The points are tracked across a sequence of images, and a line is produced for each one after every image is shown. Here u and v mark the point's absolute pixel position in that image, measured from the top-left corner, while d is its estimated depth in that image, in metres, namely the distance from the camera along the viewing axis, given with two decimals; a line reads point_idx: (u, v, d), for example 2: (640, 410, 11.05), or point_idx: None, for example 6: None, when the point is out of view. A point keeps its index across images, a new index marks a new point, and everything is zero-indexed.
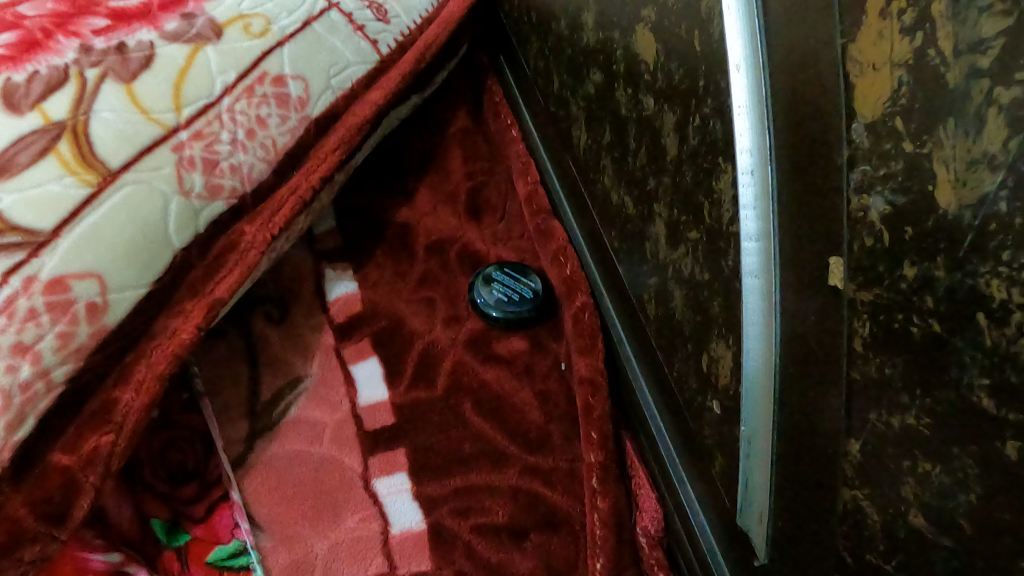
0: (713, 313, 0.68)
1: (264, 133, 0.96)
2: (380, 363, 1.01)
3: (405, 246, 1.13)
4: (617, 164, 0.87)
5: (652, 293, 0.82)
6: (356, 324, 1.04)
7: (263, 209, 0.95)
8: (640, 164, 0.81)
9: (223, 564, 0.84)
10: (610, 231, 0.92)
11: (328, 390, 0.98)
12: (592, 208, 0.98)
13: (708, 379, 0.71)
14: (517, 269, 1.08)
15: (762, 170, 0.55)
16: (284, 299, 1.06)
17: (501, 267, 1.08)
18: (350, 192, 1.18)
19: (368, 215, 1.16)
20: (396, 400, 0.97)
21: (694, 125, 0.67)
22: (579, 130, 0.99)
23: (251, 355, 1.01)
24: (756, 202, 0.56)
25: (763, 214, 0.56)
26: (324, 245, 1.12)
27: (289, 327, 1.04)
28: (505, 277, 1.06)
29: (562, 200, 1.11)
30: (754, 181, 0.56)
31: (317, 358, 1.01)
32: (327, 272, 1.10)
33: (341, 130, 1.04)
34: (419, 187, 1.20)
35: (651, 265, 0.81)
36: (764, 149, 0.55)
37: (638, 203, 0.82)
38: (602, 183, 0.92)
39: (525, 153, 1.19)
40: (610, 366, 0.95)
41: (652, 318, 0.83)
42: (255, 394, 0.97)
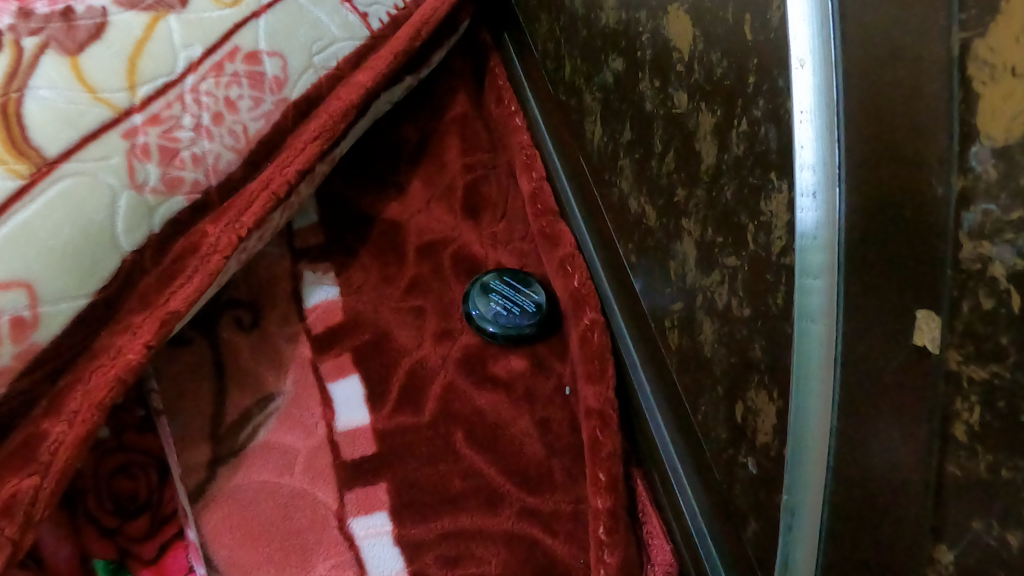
0: (756, 358, 0.57)
1: (234, 118, 0.83)
2: (362, 381, 0.89)
3: (394, 246, 1.02)
4: (639, 166, 0.75)
5: (676, 321, 0.70)
6: (336, 335, 0.93)
7: (230, 206, 0.83)
8: (666, 171, 0.69)
9: None
10: (628, 244, 0.81)
11: (301, 412, 0.88)
12: (606, 213, 0.87)
13: (744, 433, 0.60)
14: (519, 277, 0.97)
15: (827, 192, 0.42)
16: (256, 303, 0.96)
17: (500, 275, 0.97)
18: (334, 184, 1.07)
19: (353, 211, 1.04)
20: (378, 425, 0.86)
21: (739, 130, 0.56)
22: (593, 124, 0.87)
23: (218, 367, 0.91)
24: (818, 231, 0.42)
25: (827, 247, 0.42)
26: (304, 244, 1.01)
27: (261, 336, 0.94)
28: (505, 288, 0.95)
29: (570, 201, 0.99)
30: (817, 205, 0.42)
31: (291, 374, 0.91)
32: (305, 274, 0.99)
33: (323, 116, 0.91)
34: (412, 179, 1.08)
35: (677, 291, 0.70)
36: (832, 167, 0.41)
37: (662, 214, 0.71)
38: (619, 187, 0.81)
39: (531, 144, 1.07)
40: (622, 397, 0.84)
41: (674, 349, 0.72)
42: (219, 413, 0.88)
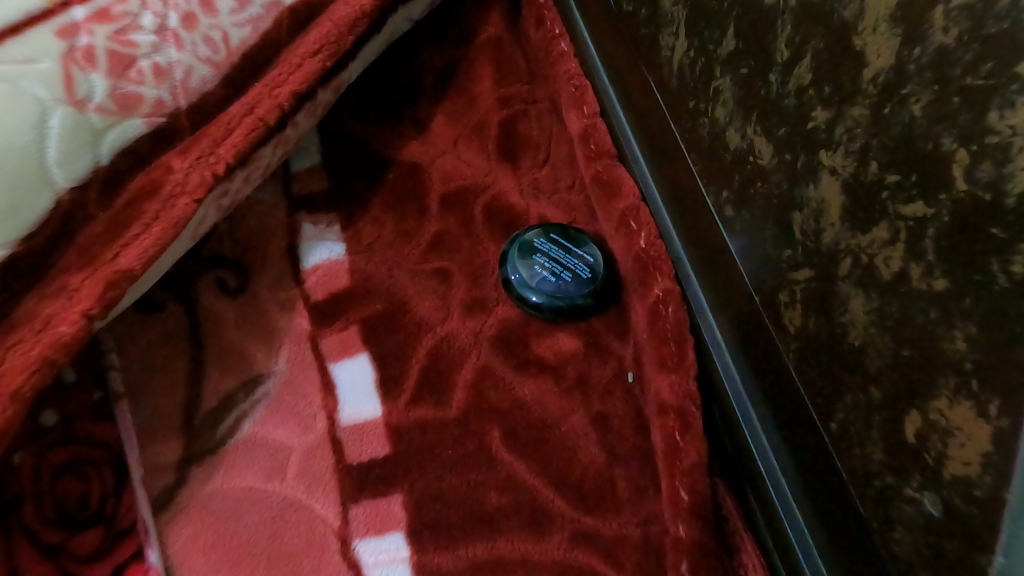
0: (959, 355, 0.38)
1: (211, 21, 0.64)
2: (372, 362, 0.72)
3: (413, 195, 0.83)
4: (748, 85, 0.55)
5: (799, 295, 0.52)
6: (340, 304, 0.75)
7: (202, 134, 0.63)
8: (796, 88, 0.49)
9: None
10: (723, 194, 0.61)
11: (296, 400, 0.71)
12: (688, 153, 0.67)
13: (921, 460, 0.42)
14: (570, 235, 0.77)
15: None
16: (244, 261, 0.78)
17: (546, 232, 0.77)
18: (340, 119, 0.88)
19: (363, 151, 0.86)
20: (392, 420, 0.68)
21: (953, 5, 0.36)
22: (673, 39, 0.67)
23: (195, 341, 0.74)
24: None
25: None
26: (303, 189, 0.83)
27: (249, 302, 0.76)
28: (554, 249, 0.76)
29: (634, 143, 0.80)
30: None
31: (284, 351, 0.73)
32: (304, 227, 0.80)
33: (325, 24, 0.71)
34: (435, 114, 0.89)
35: (804, 256, 0.51)
36: None
37: (784, 148, 0.51)
38: (712, 119, 0.61)
39: (580, 73, 0.87)
40: (704, 390, 0.66)
41: (792, 334, 0.53)
42: (195, 399, 0.71)
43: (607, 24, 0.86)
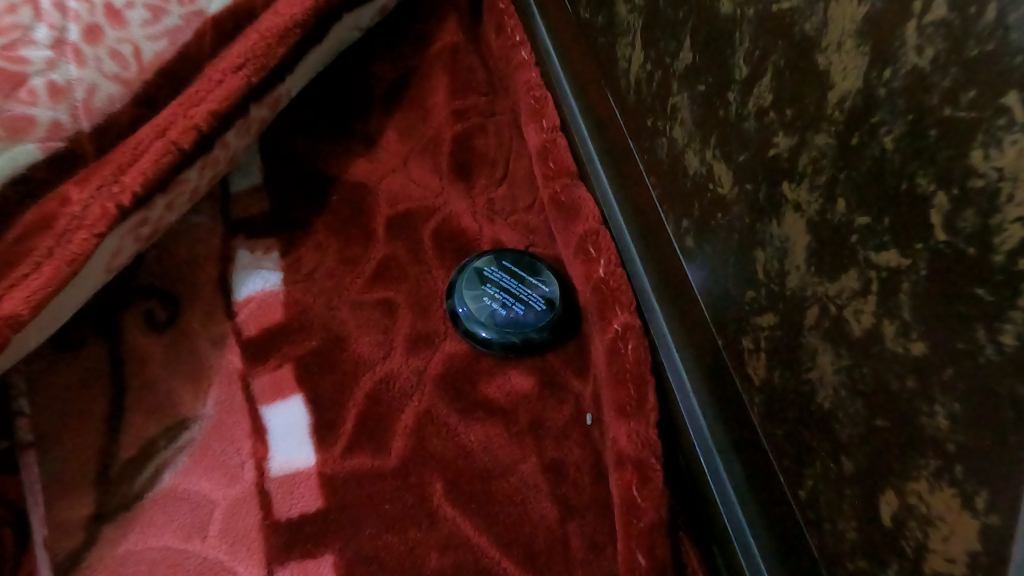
0: (939, 435, 0.32)
1: (119, 34, 0.57)
2: (306, 405, 0.65)
3: (358, 218, 0.76)
4: (707, 104, 0.49)
5: (763, 343, 0.46)
6: (273, 340, 0.69)
7: (106, 161, 0.57)
8: (758, 111, 0.43)
9: None
10: (684, 222, 0.55)
11: (222, 447, 0.64)
12: (648, 175, 0.61)
13: (898, 548, 0.36)
14: (524, 262, 0.72)
15: None
16: (173, 292, 0.72)
17: (498, 259, 0.72)
18: (283, 134, 0.81)
19: (307, 170, 0.79)
20: (325, 471, 0.62)
21: (930, 19, 0.30)
22: (630, 49, 0.61)
23: (118, 382, 0.67)
24: None
25: None
26: (243, 213, 0.76)
27: (177, 337, 0.70)
28: (505, 278, 0.71)
29: (597, 161, 0.74)
30: None
31: (212, 392, 0.67)
32: (239, 254, 0.74)
33: (252, 36, 0.65)
34: (385, 129, 0.83)
35: (768, 300, 0.45)
36: None
37: (744, 176, 0.45)
38: (670, 139, 0.55)
39: (541, 84, 0.81)
40: (664, 435, 0.59)
41: (757, 385, 0.47)
42: (111, 447, 0.64)
43: (570, 32, 0.79)
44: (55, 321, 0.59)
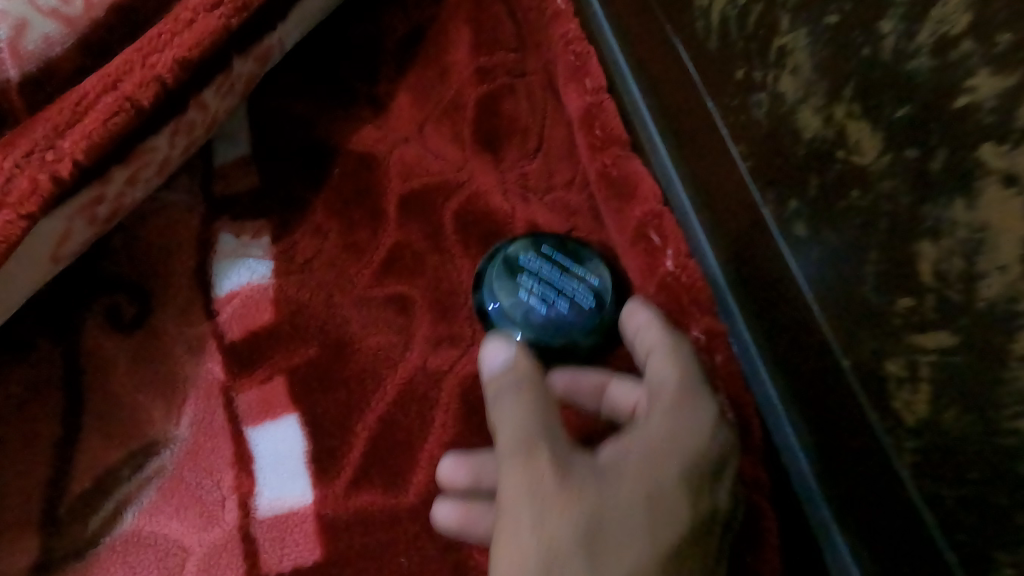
0: None
1: None
2: (302, 428, 0.54)
3: (366, 196, 0.63)
4: (839, 40, 0.36)
5: (924, 373, 0.33)
6: (260, 345, 0.57)
7: (38, 120, 0.45)
8: (938, 43, 0.30)
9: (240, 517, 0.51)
10: (789, 203, 0.42)
11: (198, 479, 0.53)
12: (733, 143, 0.48)
13: None
14: (567, 248, 0.58)
15: None
16: (142, 284, 0.59)
17: (535, 243, 0.57)
18: (273, 98, 0.68)
19: (303, 139, 0.66)
20: (325, 512, 0.51)
21: None
22: None
23: (72, 397, 0.55)
24: None
25: None
26: (227, 189, 0.63)
27: (146, 340, 0.57)
28: (545, 267, 0.56)
29: (652, 127, 0.61)
30: None
31: (188, 409, 0.55)
32: (222, 239, 0.61)
33: None
34: (397, 90, 0.69)
35: (940, 314, 0.32)
36: None
37: (906, 138, 0.32)
38: (771, 94, 0.42)
39: (581, 37, 0.67)
40: (767, 471, 0.48)
41: (908, 427, 0.35)
42: (64, 478, 0.52)
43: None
44: None
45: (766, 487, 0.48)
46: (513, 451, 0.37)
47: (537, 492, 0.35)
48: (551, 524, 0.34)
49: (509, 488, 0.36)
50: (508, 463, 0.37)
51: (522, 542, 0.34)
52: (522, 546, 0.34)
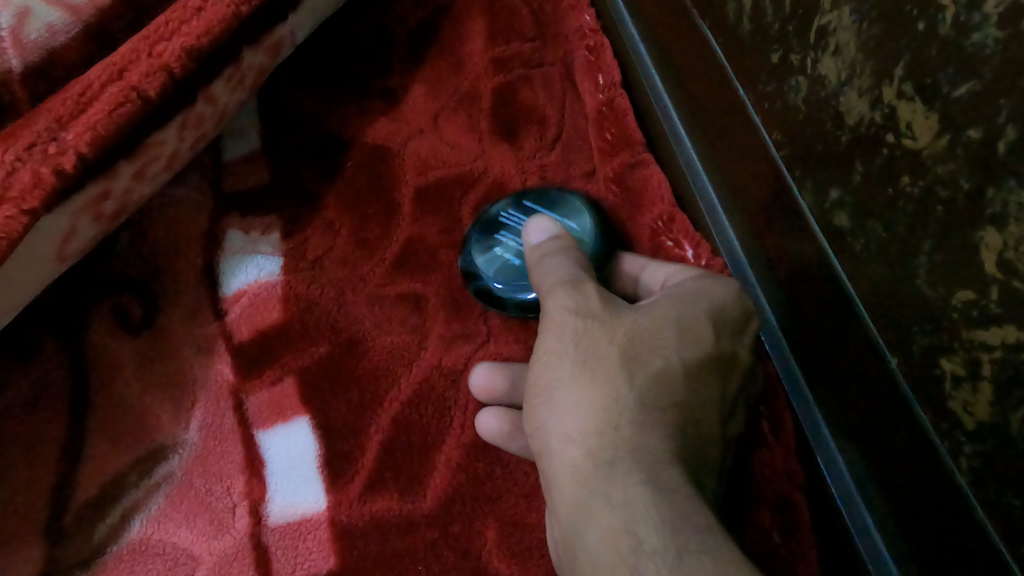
0: None
1: None
2: (315, 431, 0.52)
3: (380, 191, 0.61)
4: (888, 17, 0.34)
5: (986, 371, 0.31)
6: (269, 346, 0.55)
7: (40, 111, 0.43)
8: (1006, 12, 0.28)
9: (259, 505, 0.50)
10: (830, 193, 0.40)
11: (208, 485, 0.51)
12: (765, 131, 0.46)
13: None
14: (548, 199, 0.58)
15: None
16: (150, 284, 0.57)
17: (517, 201, 0.58)
18: (284, 92, 0.66)
19: (314, 133, 0.64)
20: (341, 518, 0.49)
21: None
22: None
23: (78, 401, 0.53)
24: None
25: None
26: (236, 185, 0.61)
27: (154, 342, 0.55)
28: (524, 222, 0.56)
29: (677, 121, 0.59)
30: None
31: (197, 413, 0.53)
32: (231, 237, 0.59)
33: None
34: (410, 83, 0.67)
35: (1005, 307, 0.29)
36: None
37: (965, 118, 0.30)
38: (810, 77, 0.40)
39: (597, 30, 0.66)
40: (803, 464, 0.46)
41: (969, 429, 0.33)
42: (68, 485, 0.50)
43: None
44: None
45: (800, 479, 0.45)
46: (557, 281, 0.41)
47: (575, 312, 0.39)
48: (592, 335, 0.38)
49: (551, 311, 0.40)
50: (548, 291, 0.41)
51: (556, 353, 0.38)
52: (558, 360, 0.38)
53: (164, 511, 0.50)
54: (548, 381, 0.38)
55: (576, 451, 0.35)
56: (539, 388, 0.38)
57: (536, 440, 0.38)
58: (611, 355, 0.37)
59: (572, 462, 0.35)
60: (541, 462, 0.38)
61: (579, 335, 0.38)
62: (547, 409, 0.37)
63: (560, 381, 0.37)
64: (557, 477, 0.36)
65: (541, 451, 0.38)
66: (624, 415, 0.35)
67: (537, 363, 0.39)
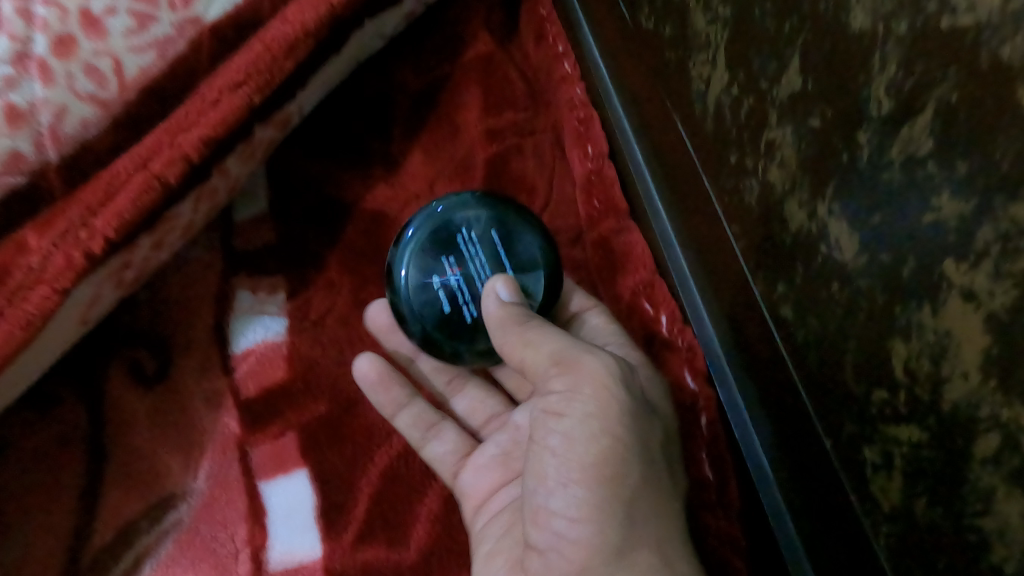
0: None
1: (96, 46, 0.49)
2: (312, 482, 0.56)
3: (378, 254, 0.66)
4: (820, 144, 0.38)
5: (897, 462, 0.36)
6: (274, 402, 0.59)
7: (75, 201, 0.48)
8: (906, 160, 0.32)
9: (259, 553, 0.55)
10: (779, 285, 0.44)
11: (213, 532, 0.56)
12: (727, 220, 0.50)
13: None
14: (515, 243, 0.56)
15: None
16: (163, 339, 0.62)
17: (490, 229, 0.56)
18: (290, 156, 0.70)
19: (318, 197, 0.69)
20: (333, 566, 0.54)
21: None
22: (708, 68, 0.49)
23: (95, 451, 0.58)
24: None
25: None
26: (245, 246, 0.66)
27: (167, 394, 0.60)
28: (478, 255, 0.55)
29: (653, 189, 0.62)
30: None
31: (204, 463, 0.58)
32: (240, 296, 0.64)
33: (256, 46, 0.55)
34: (410, 149, 0.72)
35: (911, 408, 0.34)
36: None
37: (878, 243, 0.35)
38: (762, 181, 0.45)
39: (586, 101, 0.71)
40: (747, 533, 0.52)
41: (885, 511, 0.37)
42: (86, 529, 0.55)
43: (614, 28, 0.67)
44: (31, 381, 0.52)
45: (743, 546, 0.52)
46: (595, 351, 0.46)
47: (628, 394, 0.45)
48: (641, 418, 0.45)
49: (602, 384, 0.45)
50: (586, 355, 0.46)
51: (622, 435, 0.43)
52: (625, 450, 0.43)
53: (173, 555, 0.55)
54: (617, 469, 0.43)
55: (642, 545, 0.43)
56: (604, 474, 0.42)
57: (581, 523, 0.42)
58: (654, 453, 0.45)
59: (640, 555, 0.42)
60: (585, 546, 0.42)
61: (637, 426, 0.44)
62: (611, 496, 0.42)
63: (631, 472, 0.43)
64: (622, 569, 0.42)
65: (592, 535, 0.42)
66: (665, 511, 0.45)
67: (601, 444, 0.43)
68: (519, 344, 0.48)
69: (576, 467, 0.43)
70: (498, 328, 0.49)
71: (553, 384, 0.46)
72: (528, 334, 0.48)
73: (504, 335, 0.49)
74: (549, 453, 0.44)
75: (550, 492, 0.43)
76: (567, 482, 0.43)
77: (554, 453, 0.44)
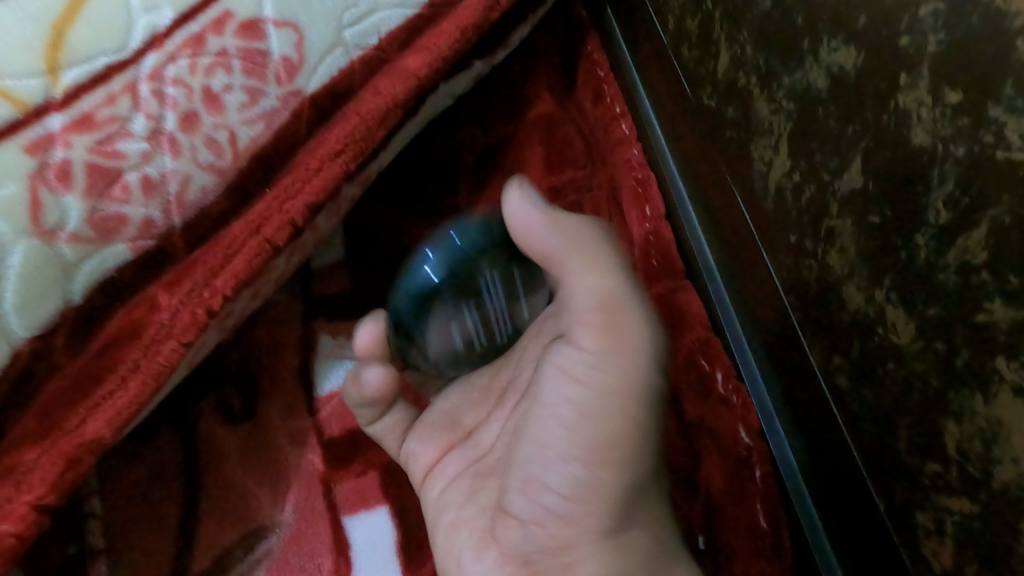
0: None
1: (216, 120, 0.54)
2: (392, 518, 0.62)
3: None
4: (880, 238, 0.43)
5: (950, 529, 0.40)
6: (357, 443, 0.65)
7: (197, 262, 0.54)
8: (961, 266, 0.37)
9: None
10: (835, 357, 0.49)
11: (302, 562, 0.60)
12: (782, 290, 0.55)
13: None
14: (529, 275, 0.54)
15: None
16: (252, 380, 0.67)
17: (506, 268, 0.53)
18: (365, 208, 0.76)
19: (392, 247, 0.74)
20: None
21: None
22: (770, 152, 0.54)
23: (191, 483, 0.63)
24: None
25: None
26: (324, 292, 0.72)
27: (256, 431, 0.65)
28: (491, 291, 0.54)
29: (708, 254, 0.67)
30: None
31: (291, 496, 0.63)
32: (322, 340, 0.69)
33: (352, 118, 0.61)
34: (477, 203, 0.77)
35: (962, 484, 0.39)
36: None
37: (933, 332, 0.39)
38: (820, 262, 0.49)
39: (643, 163, 0.75)
40: None
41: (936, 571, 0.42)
42: (186, 556, 0.60)
43: (672, 96, 0.71)
44: None
45: None
46: (641, 312, 0.48)
47: (653, 376, 0.48)
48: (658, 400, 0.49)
49: (635, 361, 0.47)
50: (632, 318, 0.48)
51: (636, 422, 0.47)
52: (635, 437, 0.47)
53: None
54: (620, 455, 0.47)
55: (622, 518, 0.49)
56: (604, 459, 0.47)
57: (573, 500, 0.48)
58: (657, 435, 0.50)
59: (617, 533, 0.49)
60: (568, 519, 0.49)
61: (653, 411, 0.48)
62: (606, 481, 0.48)
63: (633, 460, 0.48)
64: (596, 543, 0.49)
65: (578, 513, 0.48)
66: (648, 491, 0.50)
67: (613, 425, 0.47)
68: (579, 262, 0.49)
69: (582, 448, 0.47)
70: (551, 230, 0.49)
71: (588, 335, 0.48)
72: (585, 256, 0.49)
73: (545, 237, 0.49)
74: (559, 422, 0.48)
75: (549, 465, 0.49)
76: (569, 459, 0.48)
77: (565, 427, 0.48)
